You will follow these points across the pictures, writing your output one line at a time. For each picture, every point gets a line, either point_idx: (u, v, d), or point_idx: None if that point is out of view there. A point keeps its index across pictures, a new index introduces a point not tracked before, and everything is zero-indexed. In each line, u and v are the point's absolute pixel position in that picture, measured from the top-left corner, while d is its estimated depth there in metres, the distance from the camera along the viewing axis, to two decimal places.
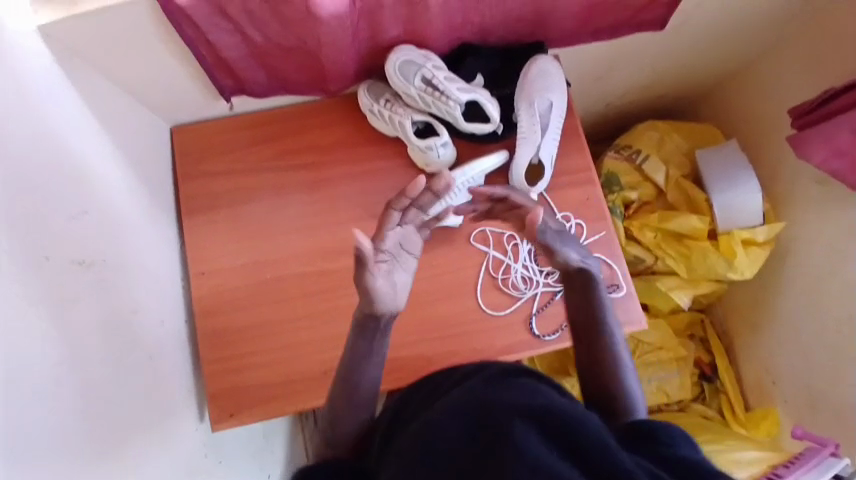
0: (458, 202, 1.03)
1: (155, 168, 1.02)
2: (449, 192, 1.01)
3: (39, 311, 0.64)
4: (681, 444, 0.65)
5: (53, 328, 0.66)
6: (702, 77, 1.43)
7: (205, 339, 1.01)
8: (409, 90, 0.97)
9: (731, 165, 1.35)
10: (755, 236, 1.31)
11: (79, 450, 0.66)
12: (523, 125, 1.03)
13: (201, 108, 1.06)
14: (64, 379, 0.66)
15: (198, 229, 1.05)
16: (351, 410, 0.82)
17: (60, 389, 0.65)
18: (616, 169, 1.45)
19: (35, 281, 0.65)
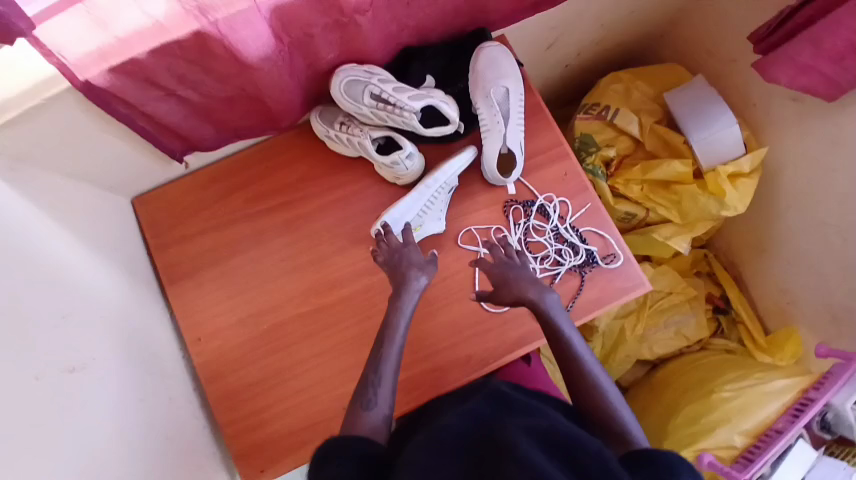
0: (438, 208, 1.01)
1: (126, 246, 0.99)
2: (427, 199, 0.99)
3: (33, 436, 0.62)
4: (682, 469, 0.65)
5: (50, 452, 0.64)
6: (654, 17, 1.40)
7: (219, 403, 1.00)
8: (361, 110, 0.94)
9: (702, 103, 1.33)
10: (740, 168, 1.29)
11: None
12: (484, 117, 0.99)
13: (157, 174, 1.02)
14: None
15: (186, 296, 1.03)
16: (384, 377, 0.82)
17: None
18: (588, 129, 1.43)
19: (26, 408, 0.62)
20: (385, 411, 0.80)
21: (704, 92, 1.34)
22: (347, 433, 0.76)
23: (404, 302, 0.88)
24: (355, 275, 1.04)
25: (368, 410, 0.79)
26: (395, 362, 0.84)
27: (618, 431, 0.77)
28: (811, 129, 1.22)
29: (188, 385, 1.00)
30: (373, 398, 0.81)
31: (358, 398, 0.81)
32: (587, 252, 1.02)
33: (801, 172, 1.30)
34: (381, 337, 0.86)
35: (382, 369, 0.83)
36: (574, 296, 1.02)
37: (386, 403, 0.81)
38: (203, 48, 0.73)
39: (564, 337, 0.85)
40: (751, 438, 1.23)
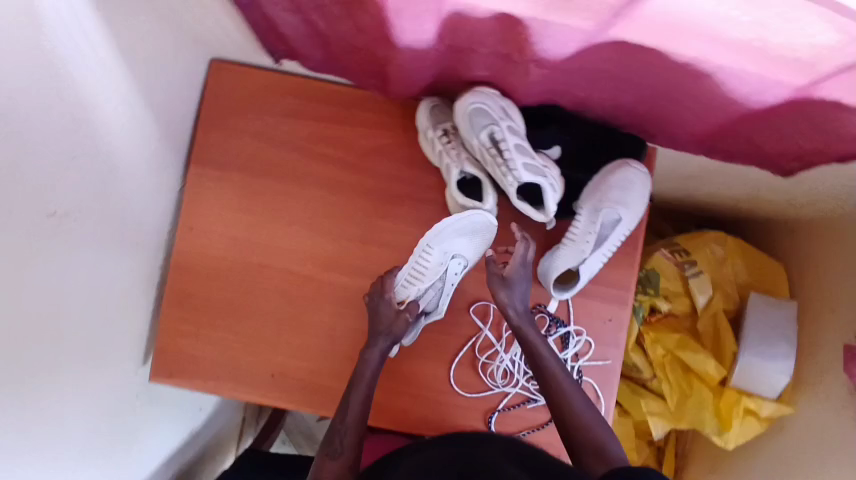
0: (442, 282, 0.93)
1: (177, 101, 0.91)
2: (423, 270, 0.91)
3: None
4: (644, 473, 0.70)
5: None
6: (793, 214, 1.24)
7: (171, 295, 0.97)
8: (471, 140, 0.85)
9: (774, 330, 1.21)
10: (759, 408, 1.20)
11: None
12: (578, 226, 0.88)
13: (247, 52, 0.93)
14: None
15: (201, 181, 0.96)
16: (350, 422, 0.84)
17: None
18: (661, 268, 1.32)
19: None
20: (349, 458, 0.81)
21: (785, 320, 1.22)
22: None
23: (378, 342, 0.89)
24: (360, 273, 0.97)
25: (333, 459, 0.80)
26: (361, 403, 0.86)
27: (594, 451, 0.79)
28: (839, 429, 1.07)
29: (156, 261, 0.97)
30: (338, 446, 0.82)
31: (326, 445, 0.82)
32: None
33: (800, 445, 1.16)
34: (352, 377, 0.88)
35: (349, 411, 0.85)
36: (534, 428, 0.97)
37: (350, 444, 0.82)
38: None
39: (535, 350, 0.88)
40: None
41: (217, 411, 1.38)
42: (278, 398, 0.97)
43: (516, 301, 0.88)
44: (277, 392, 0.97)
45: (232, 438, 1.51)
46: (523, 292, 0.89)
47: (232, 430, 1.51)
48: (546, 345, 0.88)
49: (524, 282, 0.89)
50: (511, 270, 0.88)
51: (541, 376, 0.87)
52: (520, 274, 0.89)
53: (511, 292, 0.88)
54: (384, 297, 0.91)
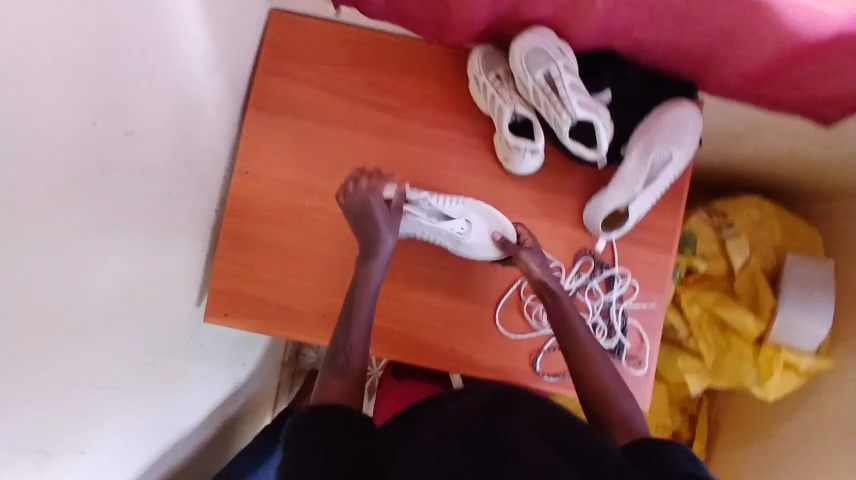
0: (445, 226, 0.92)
1: (240, 46, 0.95)
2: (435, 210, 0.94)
3: (73, 186, 0.62)
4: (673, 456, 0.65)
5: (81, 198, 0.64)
6: (827, 178, 1.25)
7: (227, 235, 1.01)
8: (526, 81, 0.86)
9: (814, 286, 1.22)
10: (798, 360, 1.23)
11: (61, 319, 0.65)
12: (628, 167, 0.91)
13: (306, 2, 0.96)
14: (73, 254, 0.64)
15: (258, 127, 1.00)
16: (356, 341, 0.80)
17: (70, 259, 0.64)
18: (697, 230, 1.33)
19: (75, 148, 0.61)
20: (356, 375, 0.76)
21: (825, 278, 1.23)
22: (317, 403, 0.71)
23: (374, 266, 0.87)
24: None
25: (337, 377, 0.75)
26: (364, 324, 0.82)
27: (619, 420, 0.71)
28: None
29: (213, 203, 1.00)
30: (344, 365, 0.77)
31: (329, 365, 0.77)
32: (619, 343, 0.98)
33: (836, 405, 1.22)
34: (348, 301, 0.84)
35: (352, 329, 0.81)
36: None
37: (356, 363, 0.77)
38: None
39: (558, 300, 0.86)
40: None
41: (258, 367, 1.41)
42: (328, 337, 1.00)
43: (538, 263, 0.90)
44: (327, 331, 1.00)
45: (269, 398, 1.54)
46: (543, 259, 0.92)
47: (270, 389, 1.54)
48: (568, 299, 0.87)
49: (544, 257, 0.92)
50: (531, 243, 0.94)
51: (564, 336, 0.82)
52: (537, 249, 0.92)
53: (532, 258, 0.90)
54: (375, 200, 0.88)
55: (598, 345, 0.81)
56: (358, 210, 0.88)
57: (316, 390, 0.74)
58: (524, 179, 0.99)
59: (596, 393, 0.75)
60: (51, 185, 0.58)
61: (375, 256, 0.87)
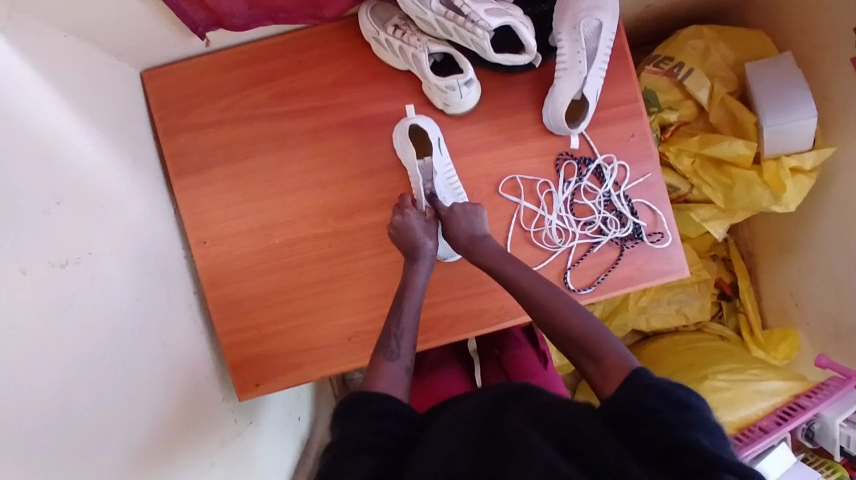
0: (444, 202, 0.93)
1: (131, 123, 0.88)
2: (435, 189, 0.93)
3: (31, 348, 0.57)
4: (666, 411, 0.58)
5: (46, 348, 0.59)
6: None
7: (218, 311, 0.95)
8: (425, 15, 0.81)
9: (784, 83, 1.20)
10: (802, 163, 1.20)
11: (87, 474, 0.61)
12: (565, 53, 0.85)
13: (172, 47, 0.89)
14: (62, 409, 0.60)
15: (192, 192, 0.94)
16: (407, 331, 0.79)
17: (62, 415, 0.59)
18: (654, 85, 1.29)
19: (14, 305, 0.55)
20: (408, 360, 0.75)
21: (790, 72, 1.20)
22: (366, 387, 0.69)
23: (419, 268, 0.87)
24: (381, 204, 0.95)
25: (391, 360, 0.74)
26: (414, 318, 0.81)
27: (583, 344, 0.71)
28: None
29: (189, 287, 0.94)
30: (396, 348, 0.76)
31: (380, 350, 0.76)
32: (635, 226, 0.95)
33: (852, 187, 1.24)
34: (398, 299, 0.84)
35: (404, 321, 0.80)
36: (608, 270, 0.96)
37: (406, 349, 0.76)
38: None
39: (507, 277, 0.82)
40: (734, 430, 1.27)
41: (316, 413, 1.37)
42: (363, 355, 0.96)
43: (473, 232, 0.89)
44: (360, 351, 0.96)
45: None
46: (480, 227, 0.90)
47: None
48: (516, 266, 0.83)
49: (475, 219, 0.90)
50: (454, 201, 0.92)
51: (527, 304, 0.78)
52: (466, 209, 0.91)
53: (466, 223, 0.89)
54: (412, 213, 0.90)
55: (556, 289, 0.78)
56: (398, 228, 0.90)
57: (364, 376, 0.72)
58: (472, 115, 0.94)
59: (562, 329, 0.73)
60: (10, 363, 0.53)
61: (423, 251, 0.88)
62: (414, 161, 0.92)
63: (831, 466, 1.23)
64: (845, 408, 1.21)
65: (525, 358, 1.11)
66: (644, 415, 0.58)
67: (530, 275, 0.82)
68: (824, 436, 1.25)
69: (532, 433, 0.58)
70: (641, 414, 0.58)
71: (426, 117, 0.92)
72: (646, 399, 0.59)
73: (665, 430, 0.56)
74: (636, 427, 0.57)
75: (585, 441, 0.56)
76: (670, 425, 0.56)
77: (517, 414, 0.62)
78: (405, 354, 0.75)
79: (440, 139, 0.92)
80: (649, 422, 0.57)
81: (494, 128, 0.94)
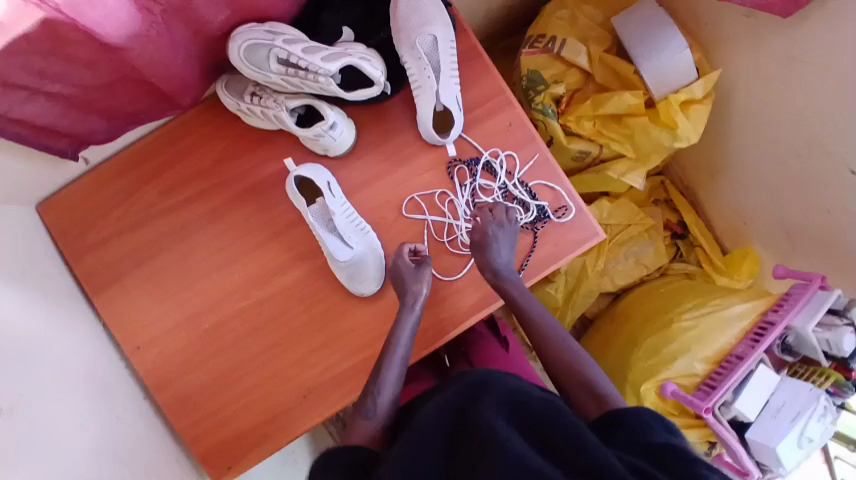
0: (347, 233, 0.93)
1: (39, 258, 0.90)
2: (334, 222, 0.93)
3: None
4: (655, 426, 0.64)
5: None
6: None
7: (172, 410, 0.96)
8: (271, 78, 0.84)
9: (649, 27, 1.24)
10: (693, 94, 1.23)
11: None
12: (414, 71, 0.90)
13: (52, 175, 0.91)
14: None
15: (115, 304, 0.96)
16: (384, 386, 0.82)
17: None
18: (535, 64, 1.32)
19: None
20: (383, 419, 0.79)
21: (653, 12, 1.24)
22: (343, 443, 0.75)
23: (408, 315, 0.88)
24: (296, 260, 0.97)
25: (367, 420, 0.78)
26: (396, 372, 0.83)
27: (584, 383, 0.75)
28: (769, 46, 1.14)
29: (138, 396, 0.96)
30: (371, 407, 0.79)
31: (357, 409, 0.80)
32: (538, 208, 0.97)
33: (752, 94, 1.26)
34: (384, 347, 0.86)
35: (382, 379, 0.82)
36: (529, 254, 0.98)
37: (384, 407, 0.80)
38: (56, 37, 0.62)
39: (520, 306, 0.86)
40: (712, 364, 1.30)
41: None
42: (323, 409, 0.97)
43: (505, 255, 0.90)
44: (319, 406, 0.97)
45: None
46: (506, 255, 0.90)
47: None
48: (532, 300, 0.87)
49: (510, 243, 0.92)
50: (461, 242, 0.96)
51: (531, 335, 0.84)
52: (497, 234, 0.91)
53: (492, 252, 0.89)
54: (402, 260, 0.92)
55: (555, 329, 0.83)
56: (393, 272, 0.92)
57: (343, 431, 0.78)
58: (354, 152, 0.97)
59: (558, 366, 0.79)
60: None
61: (415, 301, 0.89)
62: (307, 207, 0.92)
63: (823, 373, 1.26)
64: (813, 314, 1.21)
65: (488, 346, 1.12)
66: (637, 427, 0.63)
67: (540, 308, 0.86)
68: (804, 345, 1.26)
69: (499, 418, 0.60)
70: (633, 430, 0.63)
71: (310, 163, 0.94)
72: (638, 414, 0.65)
73: (653, 442, 0.61)
74: (628, 441, 0.62)
75: (557, 430, 0.59)
76: (659, 437, 0.62)
77: (482, 403, 0.64)
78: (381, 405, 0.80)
79: (331, 182, 0.94)
80: (639, 432, 0.62)
81: (378, 158, 0.97)
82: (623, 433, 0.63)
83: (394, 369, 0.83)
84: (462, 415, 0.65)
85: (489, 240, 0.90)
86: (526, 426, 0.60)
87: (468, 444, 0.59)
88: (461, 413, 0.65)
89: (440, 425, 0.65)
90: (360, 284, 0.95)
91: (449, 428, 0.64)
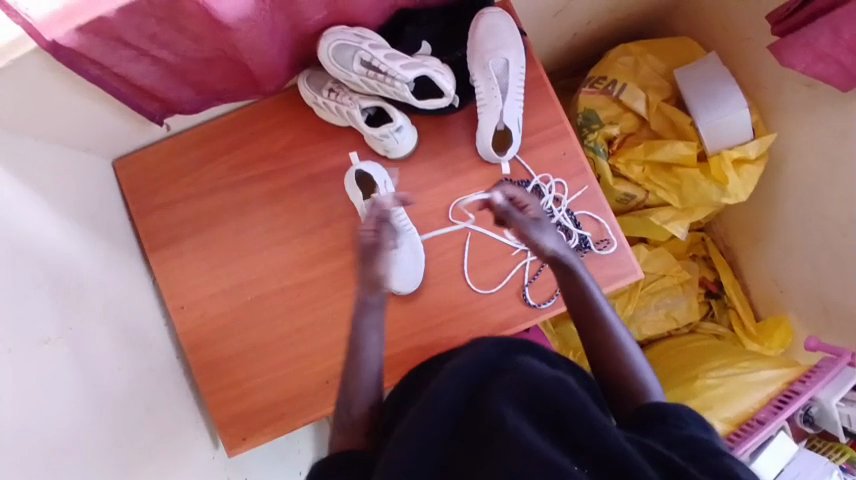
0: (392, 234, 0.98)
1: (105, 209, 0.97)
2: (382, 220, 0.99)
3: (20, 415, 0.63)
4: (692, 424, 0.70)
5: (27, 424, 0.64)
6: None
7: (200, 372, 1.01)
8: (351, 77, 0.90)
9: (710, 83, 1.27)
10: (746, 153, 1.25)
11: None
12: (482, 90, 0.96)
13: (136, 137, 0.99)
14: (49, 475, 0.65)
15: (168, 264, 1.02)
16: (355, 395, 0.80)
17: None
18: (593, 104, 1.36)
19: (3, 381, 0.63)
20: (361, 424, 0.79)
21: (716, 69, 1.28)
22: (331, 452, 0.76)
23: (370, 316, 0.81)
24: (341, 250, 1.02)
25: (342, 431, 0.79)
26: (370, 380, 0.81)
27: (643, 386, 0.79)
28: (831, 118, 1.15)
29: (171, 352, 1.01)
30: (347, 417, 0.79)
31: (335, 418, 0.81)
32: (581, 237, 1.00)
33: (807, 163, 1.26)
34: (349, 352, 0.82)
35: (354, 384, 0.80)
36: None
37: (360, 412, 0.79)
38: (173, 6, 0.69)
39: (586, 297, 0.84)
40: (732, 426, 1.26)
41: None
42: None
43: (556, 240, 0.83)
44: (338, 392, 1.00)
45: None
46: (555, 239, 0.83)
47: None
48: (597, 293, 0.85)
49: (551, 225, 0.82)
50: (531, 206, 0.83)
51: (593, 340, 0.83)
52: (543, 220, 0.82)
53: (545, 235, 0.82)
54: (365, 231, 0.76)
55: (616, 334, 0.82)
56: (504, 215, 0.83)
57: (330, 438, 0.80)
58: (413, 157, 1.02)
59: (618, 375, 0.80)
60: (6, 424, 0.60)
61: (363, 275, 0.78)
62: (362, 201, 0.99)
63: (840, 449, 1.20)
64: (839, 388, 1.16)
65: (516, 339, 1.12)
66: (674, 424, 0.70)
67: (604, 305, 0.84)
68: (825, 419, 1.19)
69: (508, 407, 0.62)
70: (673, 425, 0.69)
71: (370, 160, 1.00)
72: (678, 411, 0.71)
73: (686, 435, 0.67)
74: (666, 433, 0.68)
75: (574, 426, 0.60)
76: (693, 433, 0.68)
77: (495, 387, 0.65)
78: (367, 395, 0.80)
79: (387, 181, 0.99)
80: (677, 427, 0.69)
81: (434, 166, 1.02)
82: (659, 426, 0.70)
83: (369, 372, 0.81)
84: (475, 400, 0.66)
85: (539, 221, 0.81)
86: (537, 410, 0.62)
87: (483, 433, 0.62)
88: (474, 398, 0.67)
89: (451, 408, 0.66)
90: (397, 282, 0.99)
91: (461, 414, 0.65)
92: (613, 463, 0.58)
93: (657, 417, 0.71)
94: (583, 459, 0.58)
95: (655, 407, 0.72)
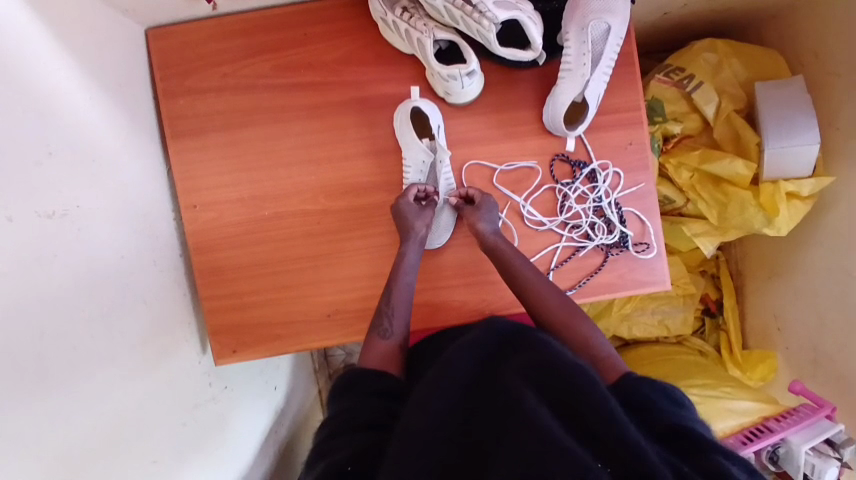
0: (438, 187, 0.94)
1: (131, 80, 0.88)
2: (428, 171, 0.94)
3: (28, 291, 0.58)
4: (660, 400, 0.65)
5: (38, 301, 0.59)
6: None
7: (202, 275, 0.96)
8: (434, 1, 0.80)
9: (789, 107, 1.18)
10: (800, 189, 1.19)
11: (74, 426, 0.63)
12: (571, 54, 0.87)
13: (177, 9, 0.88)
14: (55, 358, 0.61)
15: (187, 156, 0.95)
16: (398, 309, 0.87)
17: (45, 371, 0.59)
18: (661, 95, 1.28)
19: (14, 250, 0.57)
20: (399, 339, 0.84)
21: (796, 95, 1.18)
22: (359, 364, 0.79)
23: (410, 248, 0.90)
24: (374, 187, 0.95)
25: (384, 339, 0.83)
26: (405, 296, 0.88)
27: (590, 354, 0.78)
28: None
29: (175, 249, 0.95)
30: (389, 328, 0.85)
31: (374, 329, 0.85)
32: (622, 234, 0.95)
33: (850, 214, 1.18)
34: (390, 277, 0.90)
35: (395, 301, 0.88)
36: (591, 274, 0.96)
37: (401, 329, 0.86)
38: None
39: (512, 266, 0.88)
40: None
41: (293, 385, 1.33)
42: (342, 333, 0.97)
43: (492, 225, 0.91)
44: (339, 328, 0.97)
45: (318, 406, 1.49)
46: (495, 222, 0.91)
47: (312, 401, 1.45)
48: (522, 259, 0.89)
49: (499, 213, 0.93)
50: (479, 196, 0.93)
51: (532, 304, 0.86)
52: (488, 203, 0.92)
53: (483, 218, 0.90)
54: (409, 199, 0.91)
55: (563, 295, 0.86)
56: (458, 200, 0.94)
57: (360, 351, 0.82)
58: (473, 106, 0.94)
59: (567, 332, 0.82)
60: (11, 297, 0.55)
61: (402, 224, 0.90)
62: (409, 142, 0.91)
63: None
64: (812, 436, 1.19)
65: None
66: (651, 410, 0.64)
67: (537, 276, 0.88)
68: (789, 461, 1.23)
69: (525, 388, 0.59)
70: (655, 407, 0.64)
71: (424, 99, 0.92)
72: (646, 389, 0.67)
73: (669, 422, 0.62)
74: (653, 419, 0.63)
75: (587, 413, 0.55)
76: (674, 418, 0.63)
77: (515, 368, 0.63)
78: (399, 307, 0.87)
79: (440, 126, 0.92)
80: (652, 411, 0.64)
81: (493, 121, 0.94)
82: (643, 412, 0.64)
83: (404, 282, 0.89)
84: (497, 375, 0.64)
85: (481, 206, 0.91)
86: (555, 396, 0.58)
87: (494, 407, 0.59)
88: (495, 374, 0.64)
89: (461, 378, 0.65)
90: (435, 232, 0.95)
91: (476, 389, 0.63)
92: (633, 467, 0.51)
93: (641, 399, 0.65)
94: (602, 453, 0.52)
95: (624, 383, 0.68)
